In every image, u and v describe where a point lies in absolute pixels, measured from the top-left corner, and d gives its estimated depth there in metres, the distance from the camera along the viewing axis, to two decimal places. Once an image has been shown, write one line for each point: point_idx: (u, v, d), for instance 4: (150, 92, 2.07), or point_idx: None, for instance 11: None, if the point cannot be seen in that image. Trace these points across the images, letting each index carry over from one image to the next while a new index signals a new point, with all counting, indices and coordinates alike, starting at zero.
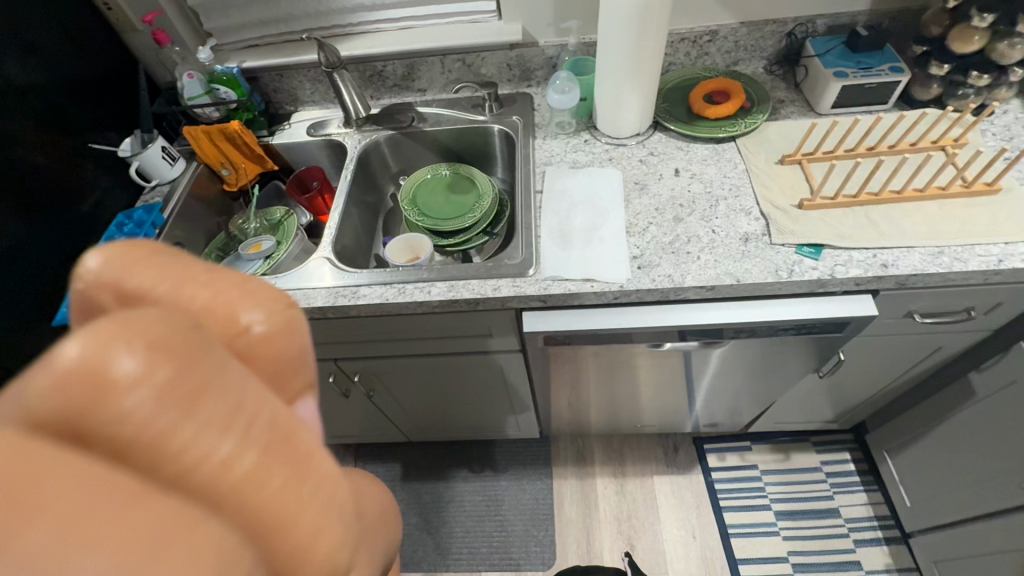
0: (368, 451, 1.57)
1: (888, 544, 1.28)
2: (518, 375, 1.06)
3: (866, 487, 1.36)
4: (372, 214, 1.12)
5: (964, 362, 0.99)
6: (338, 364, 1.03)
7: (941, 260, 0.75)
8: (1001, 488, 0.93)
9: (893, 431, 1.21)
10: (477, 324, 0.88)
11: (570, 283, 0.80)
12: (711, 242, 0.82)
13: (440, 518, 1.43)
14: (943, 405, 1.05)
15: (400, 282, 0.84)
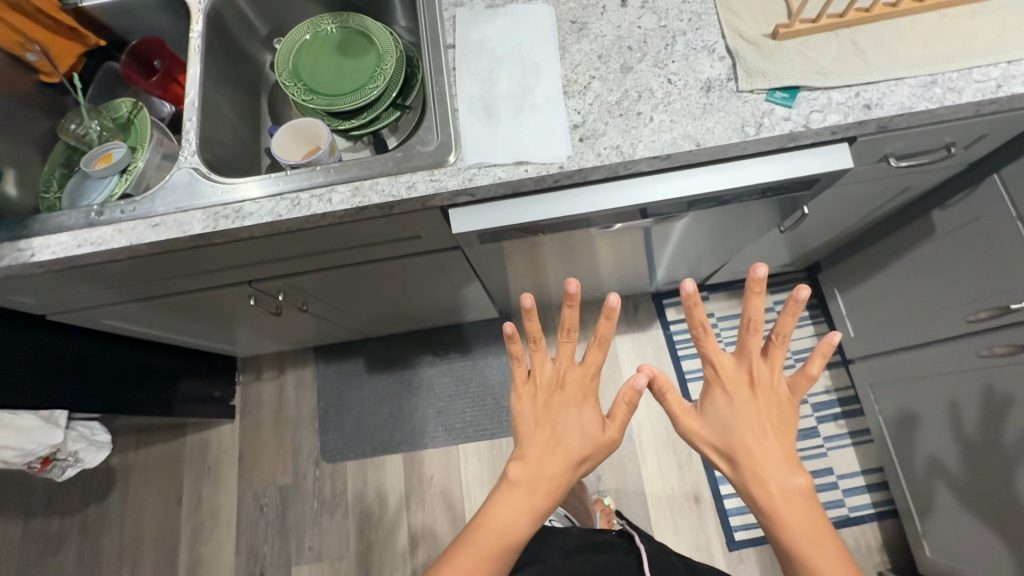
0: (328, 350, 1.53)
1: (829, 369, 1.38)
2: (461, 270, 0.96)
3: (814, 320, 1.42)
4: (250, 94, 0.88)
5: (929, 198, 0.94)
6: (252, 286, 0.90)
7: (932, 93, 0.63)
8: (945, 319, 0.96)
9: (847, 269, 1.21)
10: (399, 227, 0.75)
11: (500, 170, 0.66)
12: (667, 96, 0.66)
13: (411, 403, 1.46)
14: (902, 244, 1.02)
15: (292, 191, 0.67)
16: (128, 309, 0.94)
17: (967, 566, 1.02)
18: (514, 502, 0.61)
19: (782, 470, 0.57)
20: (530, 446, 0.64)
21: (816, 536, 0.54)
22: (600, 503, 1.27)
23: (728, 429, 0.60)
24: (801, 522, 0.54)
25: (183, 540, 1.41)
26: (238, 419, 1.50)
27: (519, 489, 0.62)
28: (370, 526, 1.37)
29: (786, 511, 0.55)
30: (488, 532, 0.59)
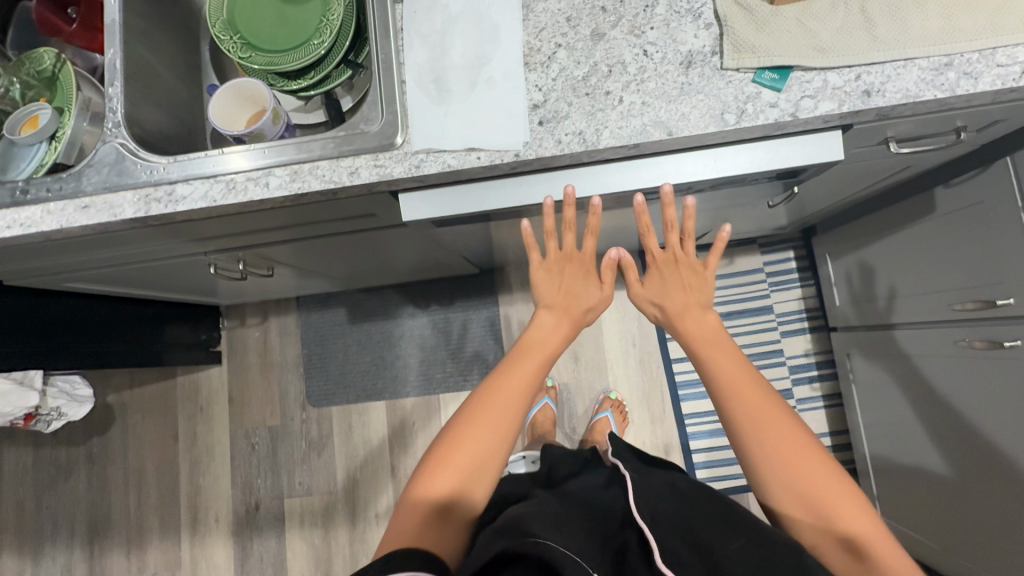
0: (309, 297, 1.52)
1: (811, 333, 1.37)
2: (427, 239, 0.92)
3: (803, 283, 1.38)
4: (186, 45, 0.79)
5: (931, 174, 0.86)
6: (210, 256, 0.88)
7: (944, 78, 0.55)
8: (933, 302, 0.92)
9: (842, 237, 1.16)
10: (350, 207, 0.70)
11: (449, 156, 0.59)
12: (641, 71, 0.58)
13: (394, 353, 1.48)
14: (899, 218, 0.96)
15: (226, 173, 0.62)
16: (91, 276, 0.93)
17: (915, 529, 1.07)
18: (527, 356, 0.63)
19: (711, 335, 0.62)
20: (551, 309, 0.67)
21: (747, 388, 0.56)
22: (609, 402, 1.36)
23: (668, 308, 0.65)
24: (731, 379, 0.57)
25: (183, 473, 1.51)
26: (225, 363, 1.54)
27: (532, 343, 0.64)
28: (355, 465, 1.46)
29: (718, 368, 0.59)
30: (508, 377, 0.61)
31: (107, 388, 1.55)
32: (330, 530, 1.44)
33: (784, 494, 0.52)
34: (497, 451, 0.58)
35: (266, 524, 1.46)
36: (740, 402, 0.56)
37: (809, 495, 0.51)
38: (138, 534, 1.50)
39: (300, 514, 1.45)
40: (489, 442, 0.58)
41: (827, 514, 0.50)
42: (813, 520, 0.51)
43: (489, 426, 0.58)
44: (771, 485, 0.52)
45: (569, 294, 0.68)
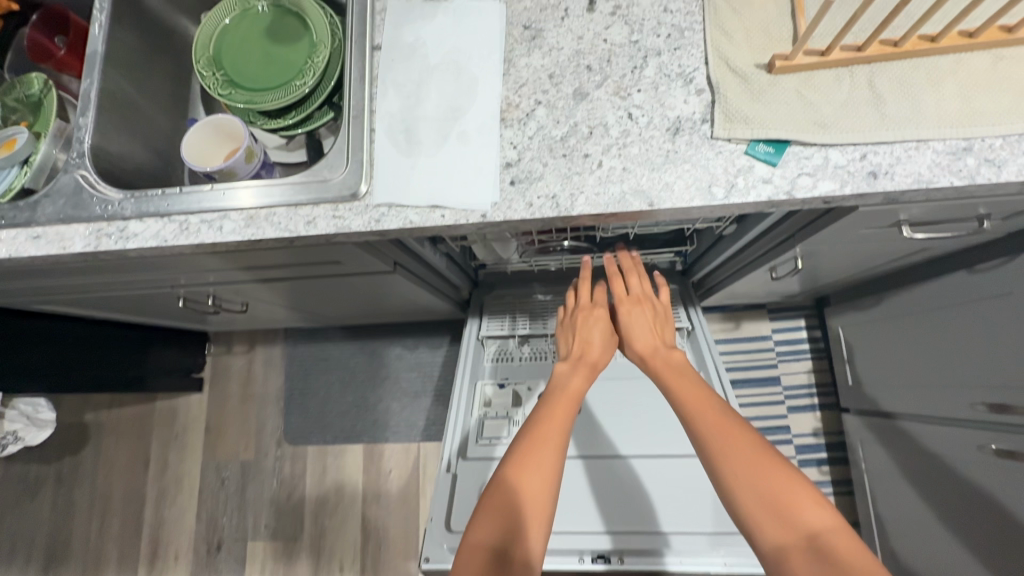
0: (299, 330, 1.49)
1: (821, 411, 1.26)
2: (406, 286, 0.88)
3: (814, 355, 1.29)
4: (177, 79, 0.79)
5: (951, 257, 0.80)
6: (179, 289, 0.84)
7: (962, 165, 0.49)
8: (955, 396, 0.83)
9: (857, 311, 1.08)
10: (315, 253, 0.66)
11: (411, 212, 0.55)
12: (624, 136, 0.54)
13: (377, 395, 1.42)
14: (917, 302, 0.88)
15: (182, 213, 0.59)
16: (61, 300, 0.90)
17: None
18: (563, 380, 0.67)
19: (678, 368, 0.64)
20: (571, 358, 0.70)
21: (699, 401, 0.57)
22: None
23: (641, 347, 0.68)
24: (692, 400, 0.59)
25: (149, 502, 1.45)
26: (207, 390, 1.49)
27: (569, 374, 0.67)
28: (325, 512, 1.38)
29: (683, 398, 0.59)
30: (555, 392, 0.65)
31: (86, 407, 1.51)
32: None
33: (754, 499, 0.51)
34: (545, 490, 0.56)
35: (226, 565, 1.38)
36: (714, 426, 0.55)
37: (778, 500, 0.50)
38: (96, 563, 1.43)
39: (261, 559, 1.37)
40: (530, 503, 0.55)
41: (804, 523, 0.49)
42: (784, 528, 0.49)
43: (539, 454, 0.58)
44: (738, 494, 0.51)
45: (584, 343, 0.71)
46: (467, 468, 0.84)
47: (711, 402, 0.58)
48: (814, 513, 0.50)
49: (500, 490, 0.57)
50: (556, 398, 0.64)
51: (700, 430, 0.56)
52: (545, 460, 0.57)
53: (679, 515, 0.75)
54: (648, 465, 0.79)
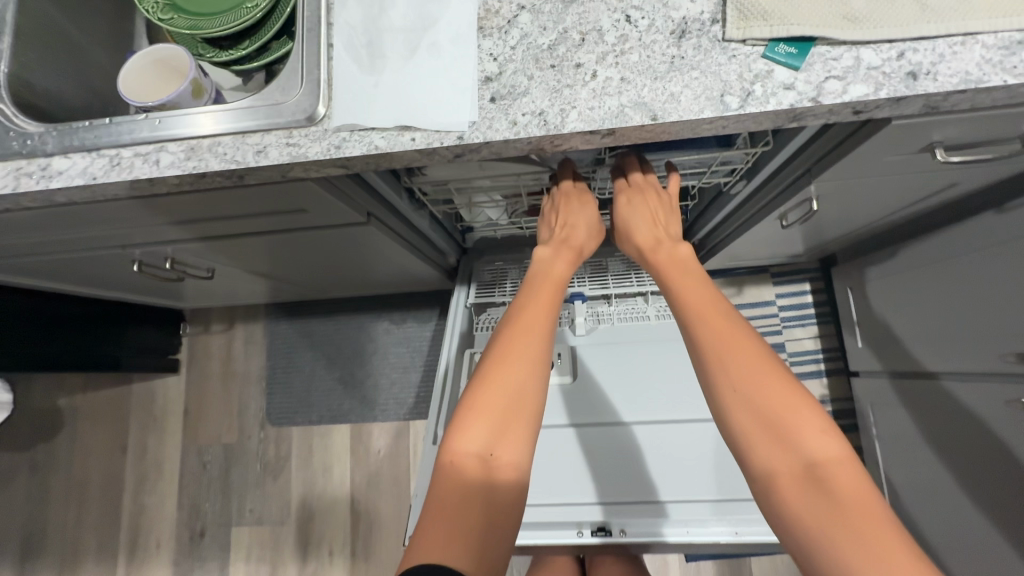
0: (280, 306, 1.42)
1: (828, 377, 1.21)
2: (383, 243, 0.80)
3: (820, 320, 1.23)
4: (118, 12, 0.70)
5: (976, 198, 0.74)
6: (132, 251, 0.76)
7: (1017, 60, 0.42)
8: (979, 349, 0.77)
9: (868, 268, 1.01)
10: (274, 196, 0.59)
11: (377, 137, 0.48)
12: (621, 41, 0.47)
13: (364, 371, 1.36)
14: (938, 250, 0.82)
15: (113, 147, 0.51)
16: (6, 267, 0.82)
17: None
18: (550, 268, 0.64)
19: (682, 266, 0.61)
20: (556, 242, 0.67)
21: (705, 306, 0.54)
22: None
23: (641, 242, 0.65)
24: (695, 299, 0.56)
25: (128, 489, 1.38)
26: (185, 372, 1.42)
27: (555, 265, 0.64)
28: (312, 495, 1.31)
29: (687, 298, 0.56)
30: (542, 283, 0.62)
31: (58, 392, 1.44)
32: (278, 566, 1.29)
33: (751, 409, 0.49)
34: (527, 384, 0.54)
35: (210, 552, 1.32)
36: (712, 327, 0.53)
37: (774, 410, 0.48)
38: (73, 555, 1.37)
39: (247, 544, 1.31)
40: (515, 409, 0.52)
41: (791, 435, 0.47)
42: (777, 446, 0.47)
43: (523, 349, 0.55)
44: (733, 400, 0.49)
45: (570, 228, 0.68)
46: None
47: (714, 302, 0.55)
48: (814, 437, 0.47)
49: (485, 386, 0.53)
50: (543, 290, 0.61)
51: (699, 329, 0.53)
52: (528, 349, 0.55)
53: (687, 483, 0.69)
54: (651, 428, 0.72)
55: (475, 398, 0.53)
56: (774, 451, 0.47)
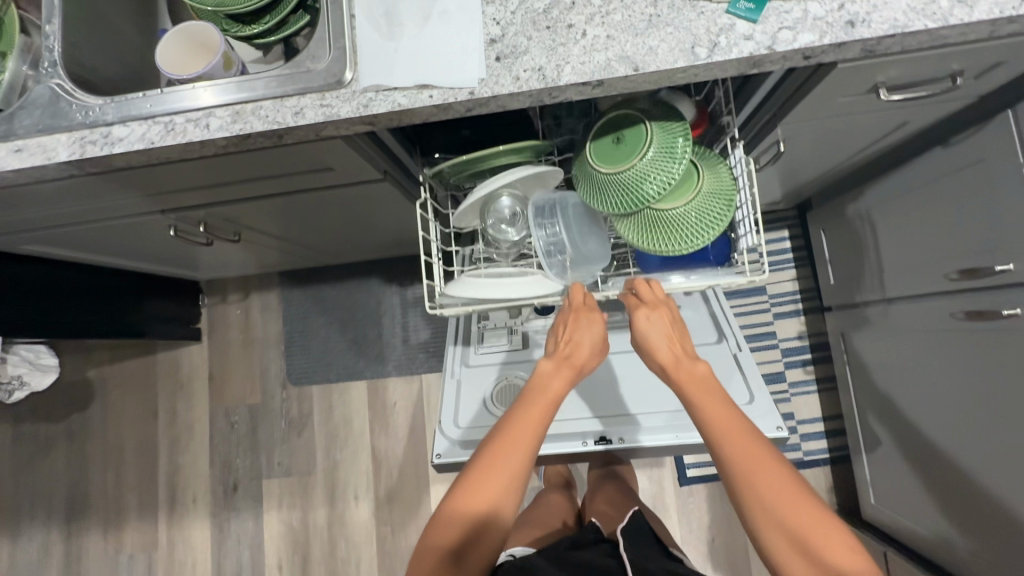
0: (292, 274, 1.49)
1: (805, 314, 1.31)
2: (395, 200, 0.88)
3: (797, 263, 1.33)
4: None
5: (927, 135, 0.82)
6: (169, 216, 0.83)
7: (937, 7, 0.50)
8: (930, 272, 0.87)
9: (839, 209, 1.11)
10: (305, 155, 0.66)
11: (399, 95, 0.55)
12: (606, 4, 0.54)
13: (376, 331, 1.45)
14: (895, 187, 0.91)
15: (167, 114, 0.58)
16: (50, 238, 0.89)
17: (906, 514, 1.02)
18: (545, 382, 0.62)
19: (704, 386, 0.59)
20: (557, 355, 0.65)
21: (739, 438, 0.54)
22: None
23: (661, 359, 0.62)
24: (725, 427, 0.56)
25: (162, 450, 1.48)
26: (206, 341, 1.51)
27: (553, 377, 0.63)
28: (335, 446, 1.42)
29: (712, 422, 0.57)
30: (534, 400, 0.61)
31: (87, 364, 1.53)
32: (308, 511, 1.41)
33: (779, 536, 0.52)
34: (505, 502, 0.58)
35: (244, 503, 1.43)
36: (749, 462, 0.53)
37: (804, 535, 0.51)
38: (116, 512, 1.48)
39: (277, 494, 1.42)
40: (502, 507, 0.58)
41: (830, 570, 0.50)
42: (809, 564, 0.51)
43: (503, 476, 0.58)
44: (766, 530, 0.52)
45: (573, 343, 0.65)
46: (470, 374, 0.89)
47: (744, 431, 0.55)
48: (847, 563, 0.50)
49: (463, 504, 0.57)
50: (534, 408, 0.61)
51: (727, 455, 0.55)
52: (510, 469, 0.58)
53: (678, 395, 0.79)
54: None
55: (455, 513, 0.57)
56: (803, 572, 0.51)
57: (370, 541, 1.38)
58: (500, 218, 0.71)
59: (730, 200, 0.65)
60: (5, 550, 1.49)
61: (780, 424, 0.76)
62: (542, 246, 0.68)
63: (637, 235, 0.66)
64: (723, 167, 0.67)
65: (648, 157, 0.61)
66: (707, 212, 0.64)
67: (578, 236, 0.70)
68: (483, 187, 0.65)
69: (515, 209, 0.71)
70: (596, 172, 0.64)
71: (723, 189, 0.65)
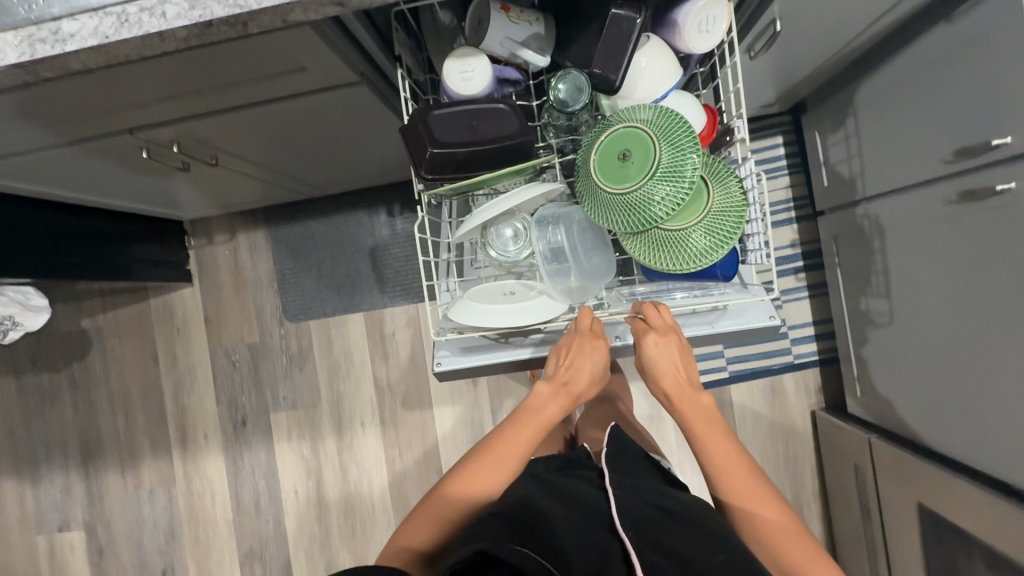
0: (277, 211, 1.46)
1: (798, 223, 1.31)
2: (374, 109, 0.84)
3: (791, 171, 1.31)
4: None
5: (931, 11, 0.79)
6: (139, 135, 0.79)
7: None
8: (926, 160, 0.86)
9: (834, 108, 1.08)
10: (274, 50, 0.62)
11: None
12: None
13: (370, 264, 1.43)
14: (895, 75, 0.88)
15: (117, 4, 0.54)
16: (16, 168, 0.85)
17: (891, 403, 1.07)
18: (542, 404, 0.73)
19: (705, 418, 0.71)
20: (558, 381, 0.73)
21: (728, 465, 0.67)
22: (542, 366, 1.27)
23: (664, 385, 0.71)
24: (718, 452, 0.69)
25: (167, 392, 1.51)
26: (197, 283, 1.49)
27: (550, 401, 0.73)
28: (338, 377, 1.45)
29: (714, 457, 0.69)
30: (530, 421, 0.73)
31: (79, 313, 1.52)
32: (317, 441, 1.45)
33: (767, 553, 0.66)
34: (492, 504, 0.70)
35: (254, 437, 1.48)
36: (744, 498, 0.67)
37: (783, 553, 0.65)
38: (130, 452, 1.52)
39: (286, 425, 1.46)
40: (505, 485, 0.70)
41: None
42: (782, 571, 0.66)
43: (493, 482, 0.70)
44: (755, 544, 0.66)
45: (574, 371, 0.72)
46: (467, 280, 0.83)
47: (741, 468, 0.68)
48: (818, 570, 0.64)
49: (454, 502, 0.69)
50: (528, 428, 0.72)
51: (727, 488, 0.68)
52: (499, 478, 0.70)
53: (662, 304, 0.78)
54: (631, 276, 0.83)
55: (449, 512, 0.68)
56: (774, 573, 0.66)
57: (380, 464, 1.44)
58: (502, 242, 0.74)
59: (738, 214, 0.67)
60: (28, 493, 1.55)
61: (773, 312, 0.70)
62: (542, 256, 0.70)
63: (646, 252, 0.68)
64: (731, 182, 0.68)
65: (657, 176, 0.63)
66: (715, 231, 0.67)
67: (582, 250, 0.70)
68: (480, 214, 0.67)
69: (518, 231, 0.74)
70: (603, 192, 0.66)
71: (731, 205, 0.67)
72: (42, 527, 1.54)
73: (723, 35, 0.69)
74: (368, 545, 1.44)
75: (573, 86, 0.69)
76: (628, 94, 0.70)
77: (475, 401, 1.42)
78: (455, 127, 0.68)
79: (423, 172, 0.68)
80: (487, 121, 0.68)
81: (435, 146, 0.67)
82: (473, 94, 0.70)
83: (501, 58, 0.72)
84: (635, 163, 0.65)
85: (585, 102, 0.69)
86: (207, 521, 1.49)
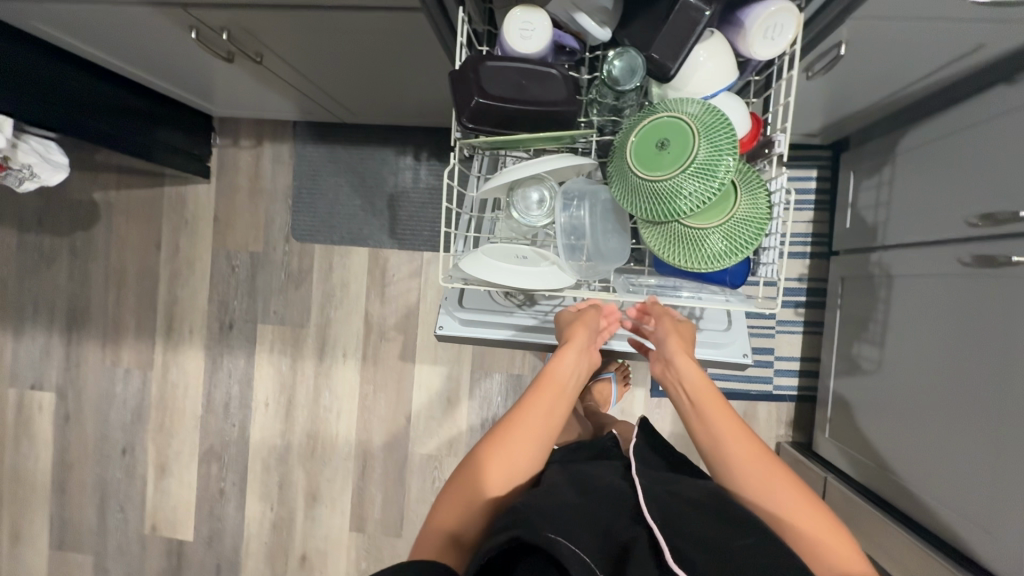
0: (307, 128, 1.45)
1: (811, 259, 1.31)
2: (428, 43, 0.84)
3: (817, 207, 1.31)
4: None
5: (990, 71, 0.79)
6: (192, 14, 0.81)
7: None
8: (947, 218, 0.87)
9: (873, 152, 1.08)
10: None
11: None
12: None
13: (385, 201, 1.43)
14: (943, 128, 0.88)
15: None
16: (68, 19, 0.86)
17: (855, 446, 1.10)
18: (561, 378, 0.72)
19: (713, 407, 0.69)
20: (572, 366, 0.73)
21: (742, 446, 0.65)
22: None
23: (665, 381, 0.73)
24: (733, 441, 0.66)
25: (162, 280, 1.52)
26: (214, 181, 1.50)
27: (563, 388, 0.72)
28: (330, 304, 1.47)
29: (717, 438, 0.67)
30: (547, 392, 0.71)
31: (94, 185, 1.52)
32: (298, 360, 1.48)
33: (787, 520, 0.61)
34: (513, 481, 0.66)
35: (237, 342, 1.50)
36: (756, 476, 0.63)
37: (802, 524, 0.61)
38: (114, 331, 1.54)
39: (270, 338, 1.49)
40: (530, 464, 0.68)
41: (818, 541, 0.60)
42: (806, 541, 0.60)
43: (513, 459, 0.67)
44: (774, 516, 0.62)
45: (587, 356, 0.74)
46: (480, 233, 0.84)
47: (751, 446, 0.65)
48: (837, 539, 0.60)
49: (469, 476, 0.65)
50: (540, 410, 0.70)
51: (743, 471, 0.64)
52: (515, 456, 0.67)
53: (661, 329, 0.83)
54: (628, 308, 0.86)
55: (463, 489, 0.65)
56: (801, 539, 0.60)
57: (353, 394, 1.47)
58: (526, 204, 0.75)
59: (759, 226, 0.67)
60: (9, 346, 1.58)
61: (747, 352, 0.82)
62: (562, 228, 0.71)
63: (662, 245, 0.69)
64: (760, 193, 0.68)
65: (690, 171, 0.64)
66: (734, 237, 0.67)
67: (601, 231, 0.72)
68: (511, 172, 0.67)
69: (544, 197, 0.75)
70: (635, 176, 0.66)
71: (755, 215, 0.67)
72: (17, 381, 1.58)
73: (784, 47, 0.68)
74: (324, 470, 1.48)
75: (628, 66, 0.69)
76: (679, 84, 0.70)
77: (458, 357, 1.44)
78: (504, 81, 0.68)
79: (464, 119, 0.68)
80: (538, 82, 0.68)
81: (482, 97, 0.67)
82: (528, 54, 0.69)
83: (563, 23, 0.72)
84: (672, 154, 0.65)
85: (636, 85, 0.69)
86: (175, 412, 1.53)
